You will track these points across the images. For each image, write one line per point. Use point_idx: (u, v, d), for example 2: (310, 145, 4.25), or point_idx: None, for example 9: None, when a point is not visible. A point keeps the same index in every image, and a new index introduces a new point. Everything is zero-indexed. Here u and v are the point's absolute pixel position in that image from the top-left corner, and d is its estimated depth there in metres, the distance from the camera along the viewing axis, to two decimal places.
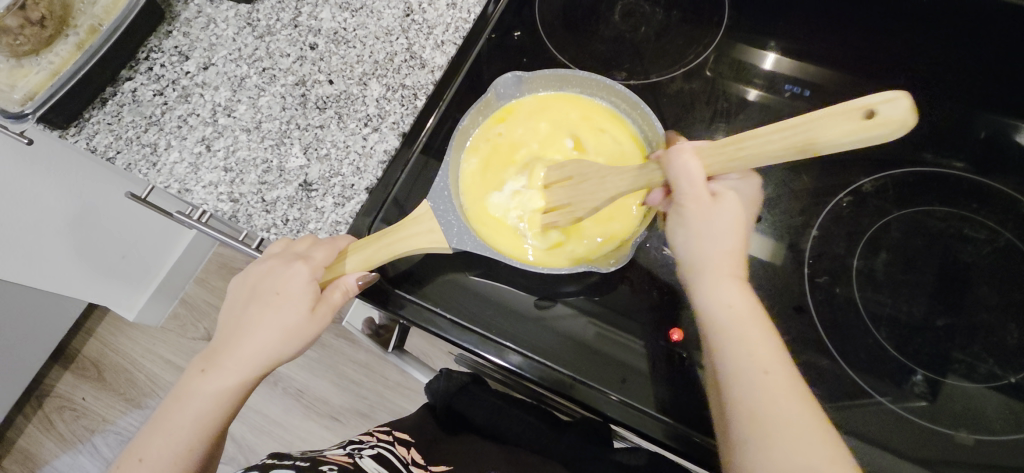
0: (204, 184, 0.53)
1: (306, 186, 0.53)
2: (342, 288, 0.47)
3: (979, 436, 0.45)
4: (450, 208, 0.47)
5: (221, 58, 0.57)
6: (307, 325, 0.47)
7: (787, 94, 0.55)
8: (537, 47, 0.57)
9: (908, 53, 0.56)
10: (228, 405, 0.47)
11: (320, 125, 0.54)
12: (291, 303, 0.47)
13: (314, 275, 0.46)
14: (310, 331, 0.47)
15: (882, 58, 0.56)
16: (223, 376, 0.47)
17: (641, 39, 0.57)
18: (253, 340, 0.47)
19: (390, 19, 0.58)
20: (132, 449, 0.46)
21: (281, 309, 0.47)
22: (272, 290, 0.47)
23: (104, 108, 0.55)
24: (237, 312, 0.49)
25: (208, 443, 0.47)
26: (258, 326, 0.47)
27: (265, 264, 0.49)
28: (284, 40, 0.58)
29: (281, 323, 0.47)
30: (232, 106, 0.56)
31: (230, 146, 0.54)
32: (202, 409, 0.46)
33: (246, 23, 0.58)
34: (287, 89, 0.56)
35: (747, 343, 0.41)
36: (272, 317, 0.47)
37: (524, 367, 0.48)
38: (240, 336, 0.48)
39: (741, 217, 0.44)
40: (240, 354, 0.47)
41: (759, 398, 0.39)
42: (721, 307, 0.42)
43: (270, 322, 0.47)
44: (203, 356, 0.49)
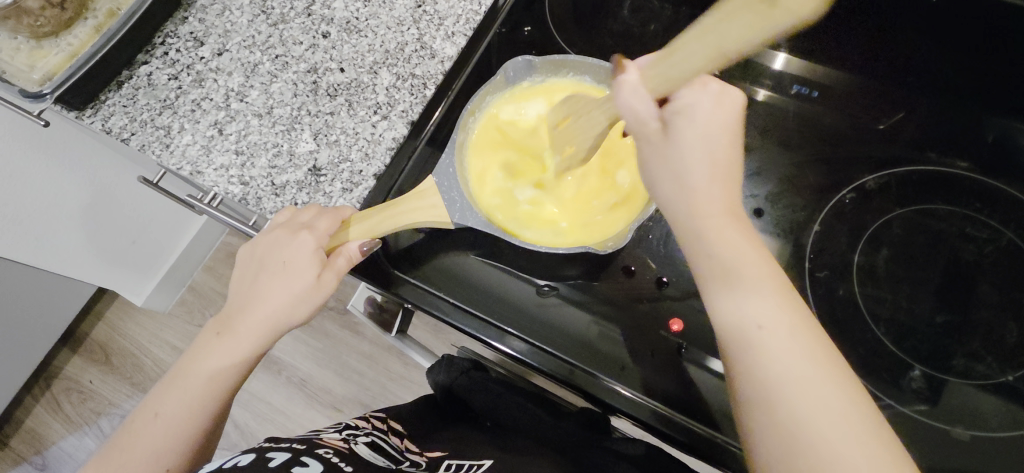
0: (215, 167, 0.54)
1: (315, 171, 0.53)
2: (347, 254, 0.47)
3: (974, 433, 0.45)
4: (454, 184, 0.48)
5: (235, 44, 0.58)
6: (315, 291, 0.47)
7: (794, 93, 0.56)
8: (546, 41, 0.58)
9: (916, 55, 0.56)
10: (237, 369, 0.47)
11: (330, 111, 0.55)
12: (300, 269, 0.47)
13: (320, 243, 0.46)
14: (318, 298, 0.47)
15: (888, 58, 0.56)
16: (237, 339, 0.47)
17: (649, 36, 0.58)
18: (263, 307, 0.47)
19: (402, 9, 0.58)
20: (148, 405, 0.46)
21: (290, 277, 0.47)
22: (279, 260, 0.48)
23: (120, 91, 0.56)
24: (246, 281, 0.49)
25: (218, 406, 0.46)
26: (267, 294, 0.47)
27: (270, 234, 0.49)
28: (298, 28, 0.59)
29: (289, 290, 0.47)
30: (244, 91, 0.56)
31: (242, 131, 0.55)
32: (215, 371, 0.46)
33: (261, 11, 0.59)
34: (299, 76, 0.57)
35: (790, 383, 0.34)
36: (281, 283, 0.47)
37: (526, 353, 0.49)
38: (253, 302, 0.48)
39: (717, 130, 0.38)
40: (252, 320, 0.47)
41: (779, 384, 0.35)
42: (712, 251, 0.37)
43: (280, 290, 0.47)
44: (216, 321, 0.49)
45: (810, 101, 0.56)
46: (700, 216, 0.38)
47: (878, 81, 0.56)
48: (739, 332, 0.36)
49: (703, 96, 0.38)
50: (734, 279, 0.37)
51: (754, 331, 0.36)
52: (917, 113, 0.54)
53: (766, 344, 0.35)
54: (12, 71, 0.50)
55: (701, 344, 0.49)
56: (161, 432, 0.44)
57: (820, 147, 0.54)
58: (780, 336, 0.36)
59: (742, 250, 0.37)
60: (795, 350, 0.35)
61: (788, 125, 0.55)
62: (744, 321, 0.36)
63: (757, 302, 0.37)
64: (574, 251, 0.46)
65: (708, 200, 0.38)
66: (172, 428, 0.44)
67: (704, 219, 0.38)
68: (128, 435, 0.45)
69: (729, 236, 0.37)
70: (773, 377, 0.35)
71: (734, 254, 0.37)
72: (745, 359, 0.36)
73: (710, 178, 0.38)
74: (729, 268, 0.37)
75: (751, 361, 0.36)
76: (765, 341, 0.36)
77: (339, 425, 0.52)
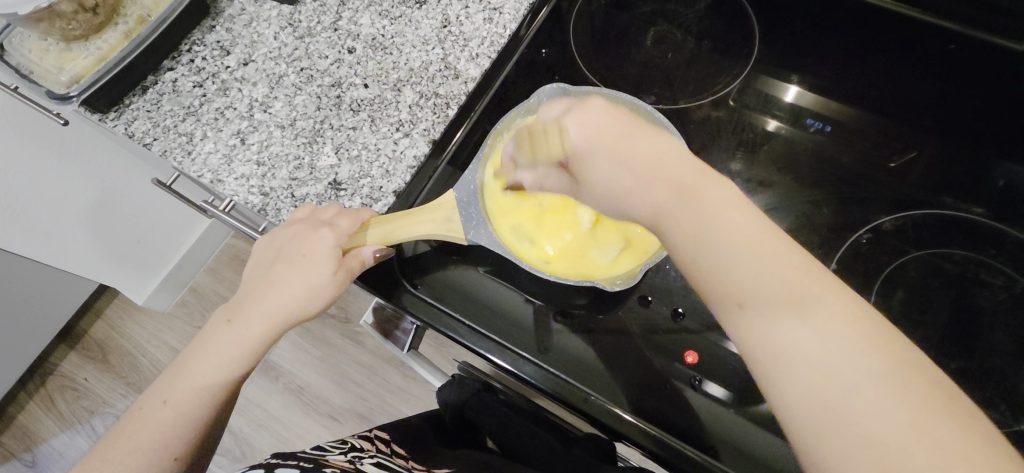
0: (236, 176, 0.54)
1: (335, 185, 0.53)
2: (359, 259, 0.45)
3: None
4: (473, 201, 0.47)
5: (261, 56, 0.59)
6: (332, 286, 0.44)
7: (811, 129, 0.56)
8: (569, 67, 0.59)
9: (931, 98, 0.57)
10: (245, 360, 0.43)
11: (353, 126, 0.55)
12: (314, 262, 0.43)
13: (339, 242, 0.43)
14: (330, 293, 0.44)
15: (903, 100, 0.57)
16: (247, 326, 0.43)
17: (670, 66, 0.58)
18: (275, 296, 0.43)
19: (428, 29, 0.59)
20: (154, 391, 0.42)
21: (307, 268, 0.43)
22: (295, 251, 0.44)
23: (144, 96, 0.57)
24: (260, 268, 0.45)
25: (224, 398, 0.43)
26: (282, 282, 0.44)
27: (288, 227, 0.45)
28: (323, 42, 0.59)
29: (304, 282, 0.44)
30: (268, 102, 0.57)
31: (264, 141, 0.56)
32: (225, 359, 0.43)
33: (288, 23, 0.60)
34: (323, 90, 0.57)
35: (859, 440, 0.27)
36: (296, 274, 0.44)
37: (536, 377, 0.49)
38: (266, 289, 0.44)
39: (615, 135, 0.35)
40: (264, 308, 0.43)
41: (838, 451, 0.27)
42: (749, 296, 0.30)
43: (294, 280, 0.44)
44: (227, 307, 0.45)
45: (825, 136, 0.56)
46: (733, 262, 0.31)
47: (894, 122, 0.57)
48: (801, 409, 0.29)
49: (590, 111, 0.36)
50: (771, 311, 0.30)
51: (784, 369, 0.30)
52: (930, 154, 0.55)
53: (814, 402, 0.28)
54: (44, 73, 0.51)
55: (712, 377, 0.49)
56: (167, 419, 0.41)
57: (835, 186, 0.54)
58: (858, 391, 0.27)
59: (773, 281, 0.30)
60: (871, 395, 0.27)
61: (804, 161, 0.55)
62: (804, 376, 0.29)
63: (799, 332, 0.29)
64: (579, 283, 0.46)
65: (721, 234, 0.31)
66: (178, 416, 0.41)
67: (728, 260, 0.31)
68: (131, 422, 0.41)
69: (753, 267, 0.31)
70: (829, 439, 0.28)
71: (797, 328, 0.29)
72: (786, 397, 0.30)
73: (722, 211, 0.32)
74: (760, 293, 0.31)
75: (806, 439, 0.29)
76: (837, 413, 0.28)
77: (344, 446, 0.51)
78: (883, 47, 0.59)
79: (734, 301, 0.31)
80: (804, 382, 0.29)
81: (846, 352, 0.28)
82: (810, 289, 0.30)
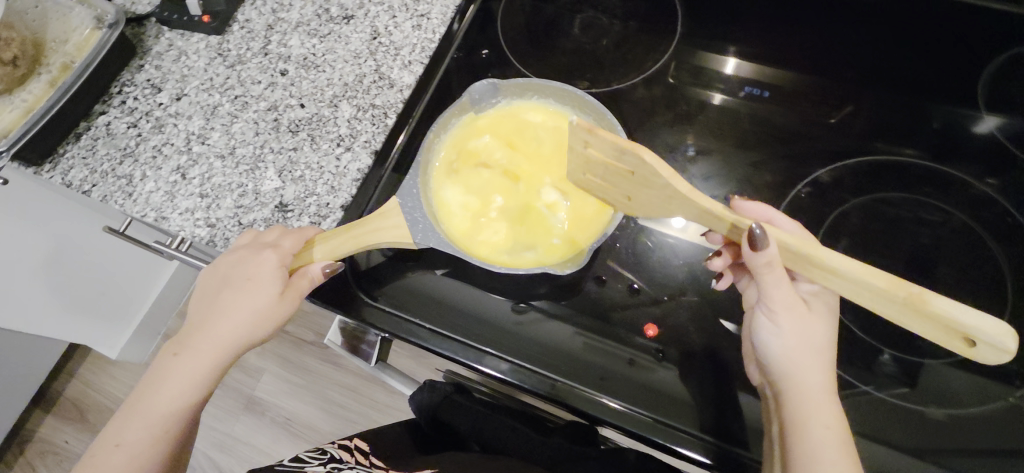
0: (180, 211, 0.54)
1: (282, 208, 0.53)
2: (307, 277, 0.44)
3: (949, 412, 0.47)
4: (417, 205, 0.46)
5: (193, 88, 0.59)
6: (280, 308, 0.44)
7: (745, 95, 0.58)
8: (503, 61, 0.58)
9: (854, 52, 0.59)
10: (200, 390, 0.43)
11: (294, 147, 0.55)
12: (259, 284, 0.43)
13: (283, 262, 0.44)
14: (280, 314, 0.44)
15: (828, 57, 0.59)
16: (196, 358, 0.43)
17: (602, 51, 0.59)
18: (222, 324, 0.43)
19: (358, 43, 0.60)
20: (107, 435, 0.42)
21: (251, 293, 0.43)
22: (240, 276, 0.44)
23: (78, 143, 0.56)
24: (205, 298, 0.45)
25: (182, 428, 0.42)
26: (228, 310, 0.43)
27: (232, 254, 0.45)
28: (255, 68, 0.59)
29: (250, 307, 0.43)
30: (206, 134, 0.57)
31: (206, 173, 0.55)
32: (177, 393, 0.42)
33: (217, 53, 0.60)
34: (260, 115, 0.57)
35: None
36: (241, 299, 0.43)
37: (504, 371, 0.49)
38: (212, 319, 0.43)
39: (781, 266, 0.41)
40: (212, 337, 0.43)
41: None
42: (799, 381, 0.40)
43: (240, 306, 0.43)
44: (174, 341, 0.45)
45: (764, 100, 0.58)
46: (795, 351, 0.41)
47: (823, 79, 0.58)
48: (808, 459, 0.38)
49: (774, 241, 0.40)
50: (804, 391, 0.40)
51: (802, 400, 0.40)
52: (861, 106, 0.57)
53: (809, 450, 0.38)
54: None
55: (680, 347, 0.49)
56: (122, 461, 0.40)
57: (771, 151, 0.55)
58: (832, 442, 0.38)
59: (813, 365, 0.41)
60: (835, 439, 0.38)
61: (743, 126, 0.56)
62: (800, 427, 0.39)
63: (806, 363, 0.41)
64: (533, 272, 0.44)
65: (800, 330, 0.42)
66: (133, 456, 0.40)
67: (795, 354, 0.41)
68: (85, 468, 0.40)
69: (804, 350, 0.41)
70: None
71: (816, 400, 0.40)
72: (798, 413, 0.39)
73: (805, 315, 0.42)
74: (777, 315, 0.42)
75: None
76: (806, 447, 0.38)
77: (323, 455, 0.51)
78: (804, 9, 0.61)
79: (795, 382, 0.40)
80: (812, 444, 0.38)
81: (824, 407, 0.39)
82: (815, 370, 0.41)
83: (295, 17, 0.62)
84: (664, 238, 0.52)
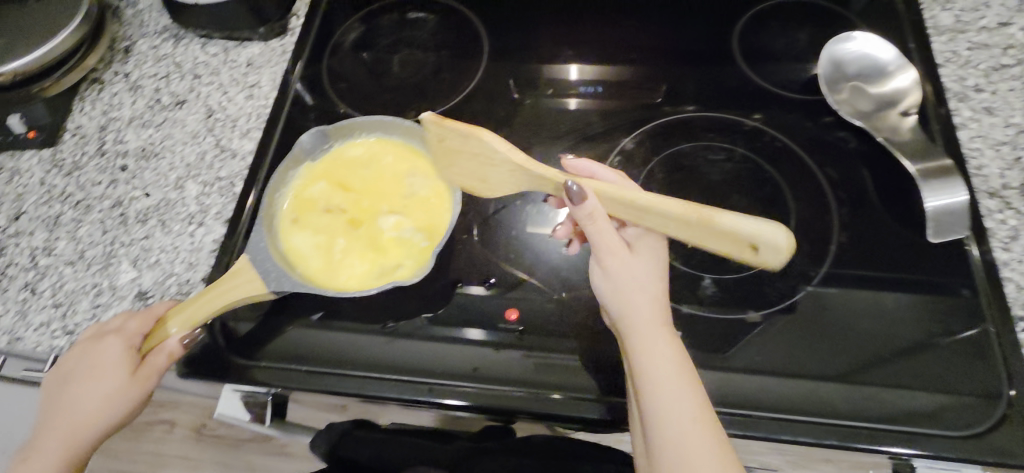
0: (34, 327, 0.52)
1: (142, 296, 0.53)
2: (166, 350, 0.44)
3: (843, 329, 0.46)
4: (268, 256, 0.47)
5: (31, 204, 0.58)
6: (130, 390, 0.44)
7: (586, 94, 0.60)
8: (338, 109, 0.61)
9: (665, 28, 0.63)
10: None
11: (145, 236, 0.56)
12: (106, 371, 0.44)
13: (129, 344, 0.45)
14: (133, 396, 0.44)
15: (644, 38, 0.63)
16: (49, 453, 0.43)
17: (431, 79, 0.62)
18: (73, 415, 0.44)
19: (194, 124, 0.61)
20: None
21: (99, 379, 0.44)
22: (85, 366, 0.45)
23: None
24: (53, 395, 0.45)
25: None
26: (76, 400, 0.44)
27: (77, 347, 0.46)
28: (94, 170, 0.60)
29: (99, 393, 0.44)
30: (51, 245, 0.56)
31: (56, 283, 0.54)
32: None
33: (52, 165, 0.60)
34: (105, 213, 0.57)
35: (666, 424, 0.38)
36: (88, 388, 0.44)
37: (380, 390, 0.48)
38: (62, 413, 0.44)
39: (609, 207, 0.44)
40: (63, 429, 0.44)
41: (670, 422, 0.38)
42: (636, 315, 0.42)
43: (88, 395, 0.44)
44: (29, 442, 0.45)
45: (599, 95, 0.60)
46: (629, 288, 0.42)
47: (647, 59, 0.61)
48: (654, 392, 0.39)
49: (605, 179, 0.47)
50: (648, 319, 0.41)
51: (638, 353, 0.41)
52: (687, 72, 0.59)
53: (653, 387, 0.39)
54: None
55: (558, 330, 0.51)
56: None
57: (598, 121, 0.57)
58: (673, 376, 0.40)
59: (649, 302, 0.42)
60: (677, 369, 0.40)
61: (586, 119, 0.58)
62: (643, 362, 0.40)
63: (640, 300, 0.42)
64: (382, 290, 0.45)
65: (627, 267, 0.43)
66: None
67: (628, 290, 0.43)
68: None
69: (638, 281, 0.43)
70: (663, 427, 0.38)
71: (656, 332, 0.41)
72: (645, 363, 0.40)
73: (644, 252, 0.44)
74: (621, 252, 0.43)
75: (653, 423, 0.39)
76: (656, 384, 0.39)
77: None
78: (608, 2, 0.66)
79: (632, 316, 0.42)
80: (655, 377, 0.39)
81: (664, 340, 0.41)
82: (653, 293, 0.43)
83: (128, 113, 0.63)
84: (559, 241, 0.53)
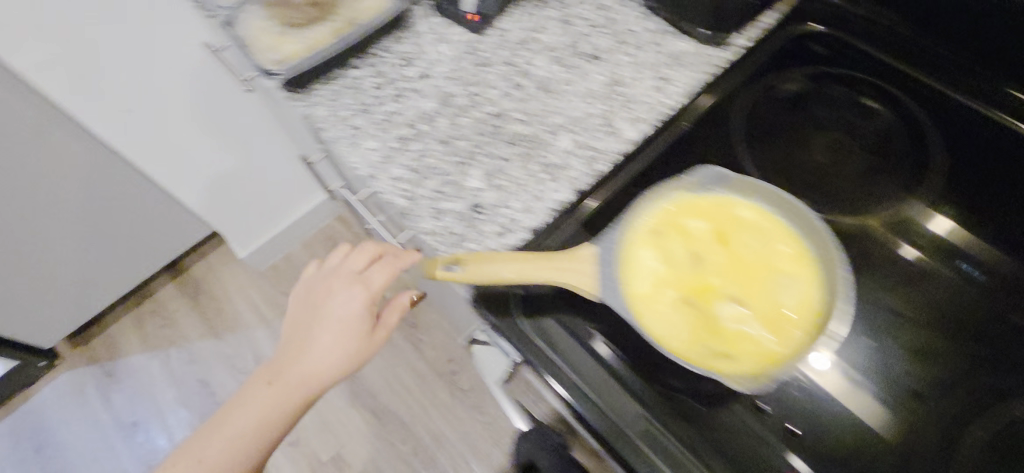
0: (389, 176, 0.58)
1: (475, 208, 0.55)
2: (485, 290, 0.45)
3: None
4: (612, 261, 0.46)
5: (439, 73, 0.64)
6: (366, 348, 0.49)
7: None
8: (732, 150, 0.57)
9: None
10: (282, 420, 0.48)
11: (506, 158, 0.58)
12: (354, 324, 0.49)
13: (370, 302, 0.50)
14: (360, 357, 0.49)
15: None
16: (285, 391, 0.48)
17: (843, 177, 0.56)
18: (311, 358, 0.48)
19: (596, 83, 0.62)
20: (190, 450, 0.48)
21: (341, 331, 0.49)
22: (331, 308, 0.50)
23: (329, 86, 0.64)
24: (297, 324, 0.51)
25: (261, 438, 0.48)
26: (318, 343, 0.49)
27: (325, 281, 0.52)
28: (497, 74, 0.63)
29: (340, 342, 0.49)
30: (435, 116, 0.61)
31: (422, 151, 0.59)
32: (254, 421, 0.48)
33: (469, 51, 0.65)
34: (486, 117, 0.61)
35: None
36: (329, 336, 0.49)
37: (629, 451, 0.44)
38: (304, 343, 0.49)
39: None
40: (301, 373, 0.48)
41: None
42: None
43: (328, 341, 0.49)
44: (264, 370, 0.50)
45: None
46: None
47: None
48: None
49: None
50: None
51: None
52: None
53: None
54: (259, 47, 0.61)
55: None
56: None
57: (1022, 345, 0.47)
58: None
59: None
60: None
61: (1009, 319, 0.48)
62: None
63: None
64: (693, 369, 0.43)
65: None
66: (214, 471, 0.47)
67: None
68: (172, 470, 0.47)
69: None
70: None
71: None
72: None
73: None
74: None
75: None
76: None
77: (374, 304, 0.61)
78: None
79: None
80: None
81: None
82: None
83: (546, 40, 0.65)
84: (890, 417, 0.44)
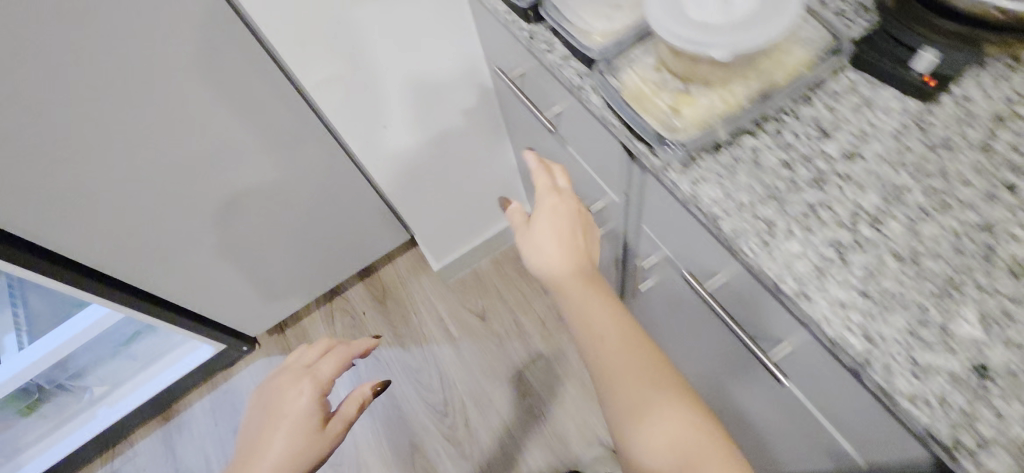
0: (829, 298, 0.43)
1: (981, 372, 0.39)
2: None
3: None
4: None
5: (874, 153, 0.48)
6: (317, 441, 0.61)
7: None
8: None
9: None
10: (314, 446, 0.61)
11: (1011, 296, 0.41)
12: (303, 421, 0.62)
13: (315, 389, 0.64)
14: (320, 449, 0.61)
15: None
16: (288, 441, 0.60)
17: None
18: (269, 453, 0.60)
19: None
20: None
21: (279, 425, 0.62)
22: (270, 397, 0.65)
23: (718, 158, 0.50)
24: (264, 421, 0.63)
25: (285, 454, 0.60)
26: (270, 430, 0.62)
27: (276, 376, 0.67)
28: (967, 164, 0.46)
29: (284, 431, 0.61)
30: (881, 217, 0.46)
31: (873, 267, 0.44)
32: (266, 469, 0.60)
33: (913, 124, 0.49)
34: (964, 227, 0.44)
35: None
36: (281, 434, 0.61)
37: None
38: (263, 445, 0.61)
39: None
40: (274, 459, 0.60)
41: None
42: None
43: (278, 439, 0.61)
44: (269, 415, 0.63)
45: None
46: None
47: None
48: None
49: None
50: None
51: None
52: None
53: None
54: (650, 107, 0.51)
55: None
56: None
57: None
58: None
59: None
60: None
61: None
62: None
63: None
64: None
65: None
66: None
67: None
68: None
69: None
70: None
71: None
72: None
73: None
74: None
75: None
76: None
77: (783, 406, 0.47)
78: None
79: None
80: None
81: None
82: None
83: None
84: None
